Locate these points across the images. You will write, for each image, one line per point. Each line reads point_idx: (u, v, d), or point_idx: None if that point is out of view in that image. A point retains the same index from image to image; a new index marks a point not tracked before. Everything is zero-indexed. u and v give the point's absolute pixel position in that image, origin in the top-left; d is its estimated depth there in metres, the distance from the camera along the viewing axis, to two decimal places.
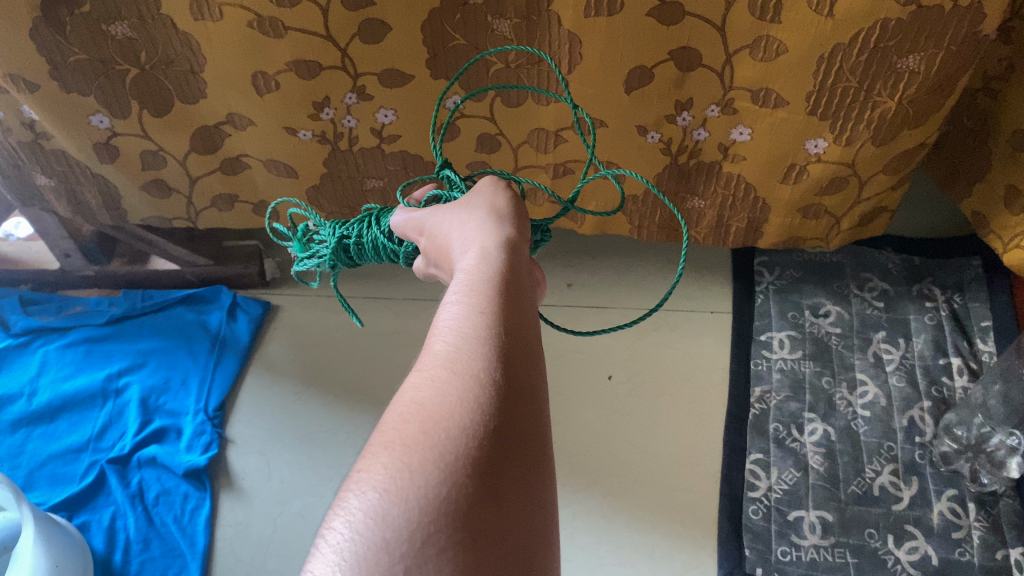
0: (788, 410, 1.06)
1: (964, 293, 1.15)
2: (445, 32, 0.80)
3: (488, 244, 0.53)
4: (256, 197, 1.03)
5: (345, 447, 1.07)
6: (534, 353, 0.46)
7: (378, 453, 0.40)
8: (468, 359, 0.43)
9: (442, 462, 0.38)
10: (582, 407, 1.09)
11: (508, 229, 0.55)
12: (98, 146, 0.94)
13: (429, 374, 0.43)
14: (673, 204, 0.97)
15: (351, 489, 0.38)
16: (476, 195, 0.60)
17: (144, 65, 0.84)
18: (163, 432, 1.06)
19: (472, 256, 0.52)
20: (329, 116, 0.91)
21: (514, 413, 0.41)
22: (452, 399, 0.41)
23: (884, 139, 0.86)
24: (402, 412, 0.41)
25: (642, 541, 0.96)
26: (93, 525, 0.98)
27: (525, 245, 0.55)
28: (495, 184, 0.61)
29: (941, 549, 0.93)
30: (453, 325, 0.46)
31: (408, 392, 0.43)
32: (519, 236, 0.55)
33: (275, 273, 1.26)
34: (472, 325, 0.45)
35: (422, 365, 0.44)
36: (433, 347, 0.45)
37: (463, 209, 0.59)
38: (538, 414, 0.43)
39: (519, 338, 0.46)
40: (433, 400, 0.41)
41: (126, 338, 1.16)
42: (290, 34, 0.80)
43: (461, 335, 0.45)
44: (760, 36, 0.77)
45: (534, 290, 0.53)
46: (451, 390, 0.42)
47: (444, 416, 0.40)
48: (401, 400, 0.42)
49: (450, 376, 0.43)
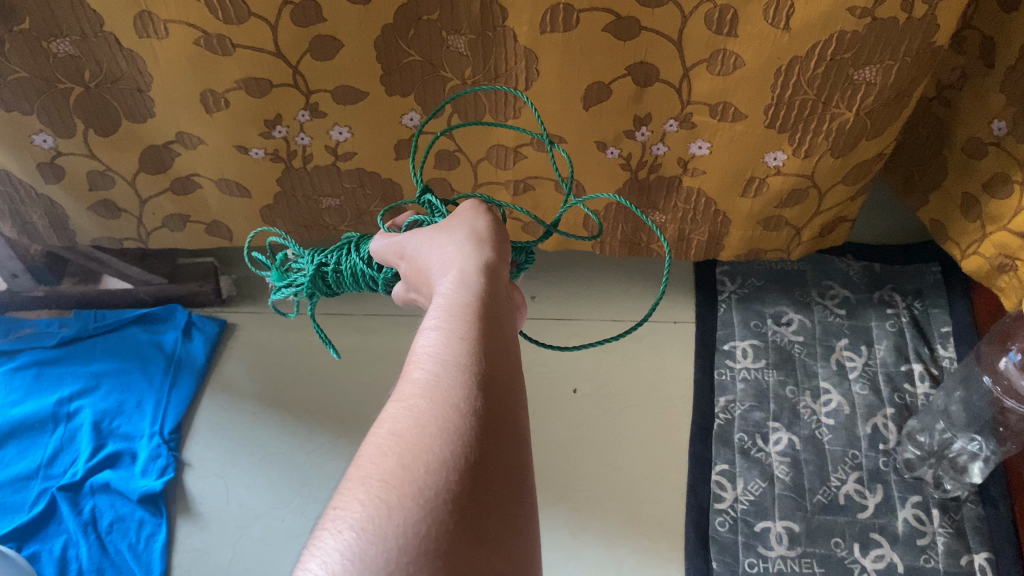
0: (753, 420, 1.06)
1: (924, 300, 1.16)
2: (399, 48, 0.79)
3: (467, 268, 0.51)
4: (210, 217, 1.01)
5: (307, 469, 1.05)
6: (514, 380, 0.44)
7: (355, 488, 0.38)
8: (447, 388, 0.42)
9: (422, 498, 0.36)
10: (548, 421, 1.08)
11: (486, 252, 0.54)
12: (43, 166, 0.91)
13: (407, 404, 0.41)
14: (642, 215, 0.96)
15: (326, 528, 0.36)
16: (456, 219, 0.59)
17: (88, 84, 0.81)
18: (117, 456, 1.03)
19: (450, 280, 0.51)
20: (282, 134, 0.89)
21: (485, 443, 0.39)
22: (431, 429, 0.39)
23: (843, 150, 0.86)
24: (379, 445, 0.40)
25: (609, 556, 0.95)
26: (44, 555, 0.94)
27: (503, 269, 0.54)
28: (476, 207, 0.60)
29: (906, 557, 0.93)
30: (431, 351, 0.44)
31: (386, 422, 0.41)
32: (498, 260, 0.54)
33: (231, 291, 1.23)
34: (452, 351, 0.44)
35: (400, 394, 0.42)
36: (410, 375, 0.44)
37: (441, 232, 0.58)
38: (518, 447, 0.41)
39: (498, 365, 0.44)
40: (411, 431, 0.39)
41: (78, 360, 1.13)
42: (239, 51, 0.78)
43: (440, 362, 0.43)
44: (717, 51, 0.76)
45: (514, 315, 0.51)
46: (430, 420, 0.40)
47: (422, 449, 0.38)
48: (378, 432, 0.41)
49: (429, 406, 0.41)
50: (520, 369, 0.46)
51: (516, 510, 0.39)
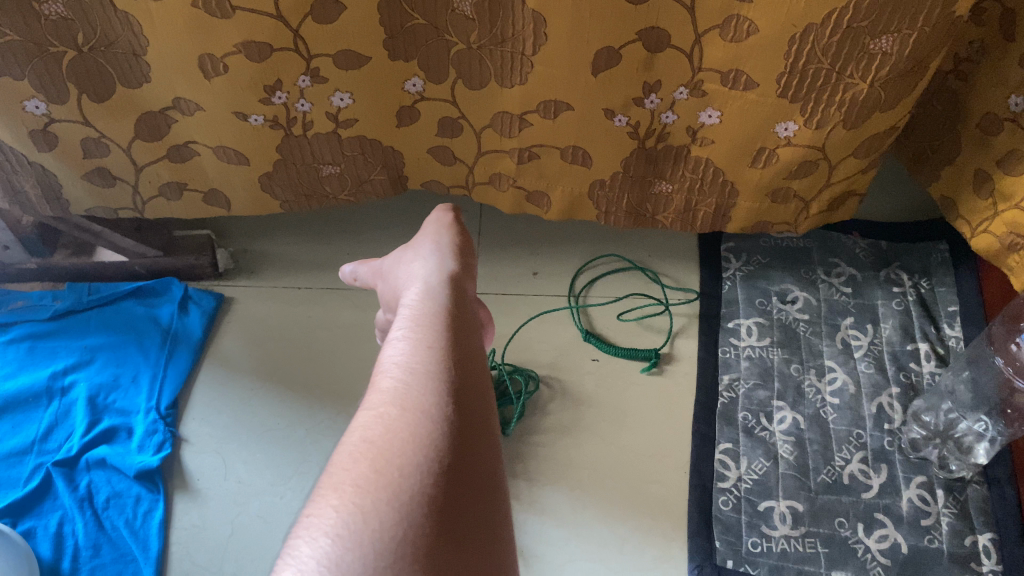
0: (757, 399, 1.05)
1: (931, 278, 1.14)
2: (403, 11, 0.77)
3: (432, 283, 0.58)
4: (207, 185, 0.99)
5: (305, 445, 1.04)
6: (484, 388, 0.50)
7: (328, 496, 0.42)
8: (416, 396, 0.47)
9: (397, 504, 0.41)
10: (549, 399, 1.06)
11: (453, 272, 0.60)
12: (35, 133, 0.89)
13: (378, 413, 0.46)
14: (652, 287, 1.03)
15: (302, 536, 0.40)
16: (424, 241, 0.66)
17: (82, 48, 0.79)
18: (113, 431, 1.02)
19: (417, 294, 0.57)
20: (282, 100, 0.86)
21: (458, 449, 0.44)
22: (404, 438, 0.44)
23: (856, 122, 0.84)
24: (353, 452, 0.44)
25: (611, 535, 0.94)
26: (40, 532, 0.93)
27: (468, 282, 0.60)
28: (443, 227, 0.68)
29: (910, 537, 0.92)
30: (400, 360, 0.50)
31: (358, 432, 0.46)
32: (464, 276, 0.60)
33: (228, 264, 1.21)
34: (419, 359, 0.49)
35: (371, 402, 0.47)
36: (381, 383, 0.49)
37: (412, 255, 0.65)
38: (489, 451, 0.46)
39: (466, 371, 0.49)
40: (383, 438, 0.44)
41: (72, 334, 1.11)
42: (238, 14, 0.76)
43: (409, 370, 0.48)
44: (730, 16, 0.74)
45: (477, 322, 0.57)
46: (402, 428, 0.45)
47: (396, 456, 0.43)
48: (352, 440, 0.45)
49: (400, 413, 0.46)
50: (486, 374, 0.51)
51: (494, 508, 0.44)
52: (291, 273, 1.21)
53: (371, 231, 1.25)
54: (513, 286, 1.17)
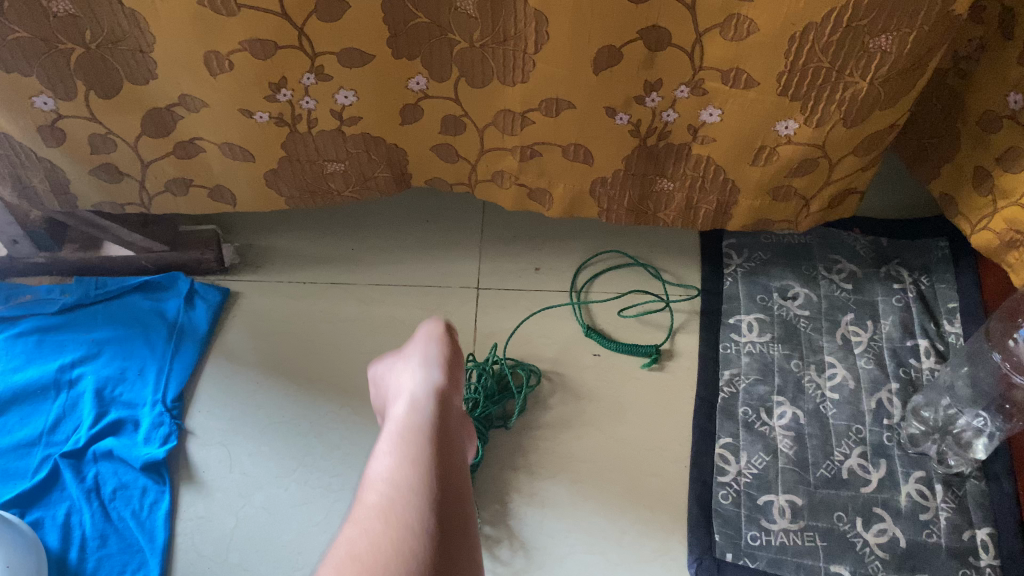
0: (757, 394, 1.05)
1: (931, 275, 1.14)
2: (407, 9, 0.78)
3: (421, 401, 0.71)
4: (212, 181, 1.00)
5: (309, 437, 1.05)
6: (462, 497, 0.62)
7: None
8: (399, 512, 0.59)
9: None
10: (550, 394, 1.07)
11: (440, 388, 0.73)
12: (43, 129, 0.90)
13: (366, 527, 0.58)
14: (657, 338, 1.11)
15: None
16: (418, 352, 0.80)
17: (89, 44, 0.80)
18: (119, 424, 1.03)
19: (407, 411, 0.70)
20: (286, 97, 0.87)
21: (430, 561, 0.56)
22: (386, 551, 0.56)
23: (855, 119, 0.85)
24: (344, 560, 0.56)
25: (611, 528, 0.97)
26: (47, 522, 0.95)
27: (454, 397, 0.73)
28: (435, 337, 0.81)
29: (909, 532, 0.93)
30: (386, 477, 0.62)
31: (347, 543, 0.57)
32: (450, 391, 0.73)
33: (234, 259, 1.21)
34: (403, 476, 0.62)
35: (361, 515, 0.59)
36: (370, 498, 0.61)
37: (408, 365, 0.78)
38: (462, 558, 0.58)
39: (444, 485, 0.62)
40: (368, 552, 0.56)
41: (79, 327, 1.12)
42: (243, 12, 0.76)
43: (393, 487, 0.61)
44: (731, 15, 0.75)
45: (458, 434, 0.70)
46: (384, 541, 0.57)
47: (380, 568, 0.55)
48: (343, 549, 0.57)
49: (384, 528, 0.58)
50: (464, 486, 0.64)
51: None
52: (295, 268, 1.21)
53: (374, 226, 1.26)
54: (515, 281, 1.18)
